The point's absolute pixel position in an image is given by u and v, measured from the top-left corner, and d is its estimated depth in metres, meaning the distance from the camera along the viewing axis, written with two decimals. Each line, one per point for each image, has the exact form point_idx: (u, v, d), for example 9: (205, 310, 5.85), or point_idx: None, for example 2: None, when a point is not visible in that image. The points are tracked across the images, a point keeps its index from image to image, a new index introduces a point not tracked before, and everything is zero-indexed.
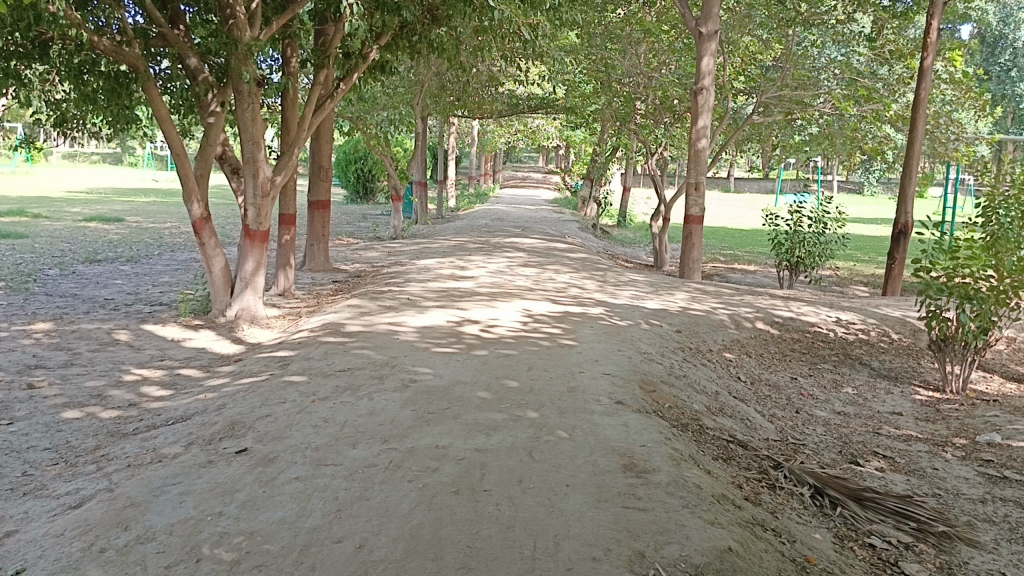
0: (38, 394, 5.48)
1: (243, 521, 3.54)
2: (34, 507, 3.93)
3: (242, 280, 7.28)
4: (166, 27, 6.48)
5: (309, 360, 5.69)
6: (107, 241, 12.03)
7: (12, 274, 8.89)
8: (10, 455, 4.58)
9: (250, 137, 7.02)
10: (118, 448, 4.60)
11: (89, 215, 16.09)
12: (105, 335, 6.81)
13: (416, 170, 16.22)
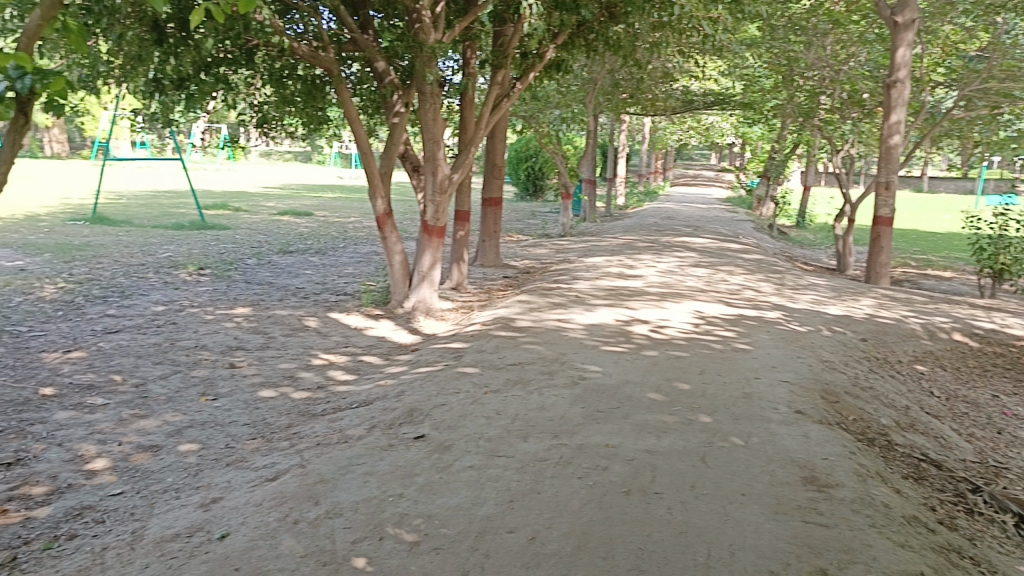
0: (238, 372, 5.97)
1: (422, 504, 3.69)
2: (235, 477, 4.28)
3: (419, 274, 7.59)
4: (358, 33, 6.85)
5: (481, 352, 5.85)
6: (298, 234, 12.91)
7: (216, 263, 9.73)
8: (215, 428, 5.01)
9: (431, 136, 7.29)
10: (308, 427, 4.93)
11: (283, 209, 17.33)
12: (296, 322, 7.32)
13: (586, 169, 16.31)
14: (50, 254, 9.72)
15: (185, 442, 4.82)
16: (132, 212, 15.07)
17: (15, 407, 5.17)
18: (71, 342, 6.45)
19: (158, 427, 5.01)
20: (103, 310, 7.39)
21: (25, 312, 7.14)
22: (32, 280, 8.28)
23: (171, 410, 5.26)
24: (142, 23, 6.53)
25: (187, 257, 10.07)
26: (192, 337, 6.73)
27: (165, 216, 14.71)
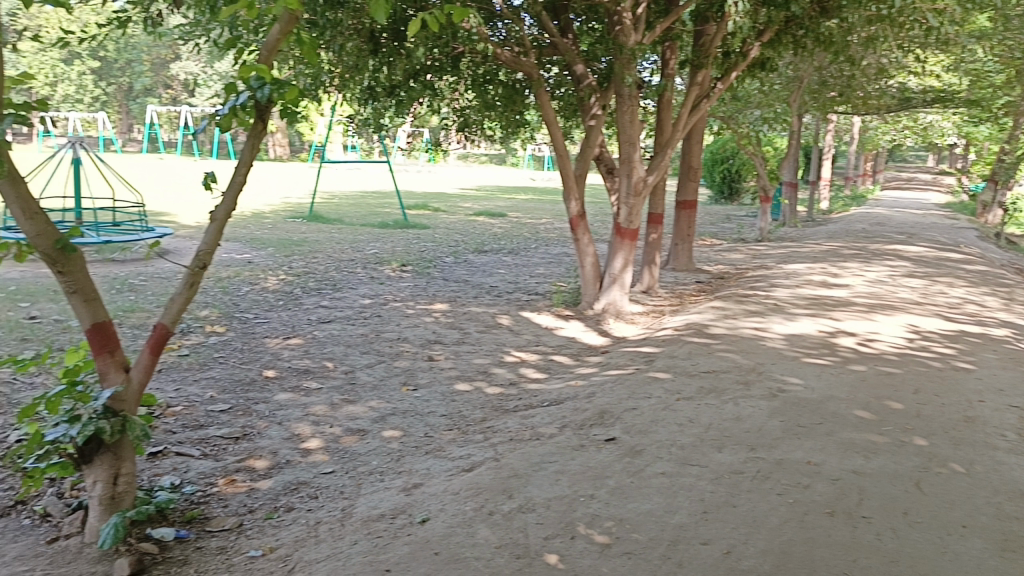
0: (436, 365, 6.26)
1: (613, 507, 3.68)
2: (434, 465, 4.47)
3: (610, 276, 7.60)
4: (558, 37, 6.97)
5: (674, 358, 5.75)
6: (493, 234, 13.31)
7: (418, 260, 10.24)
8: (415, 417, 5.28)
9: (628, 138, 7.27)
10: (501, 422, 5.07)
11: (479, 210, 17.94)
12: (490, 319, 7.55)
13: (787, 172, 15.65)
14: (272, 248, 10.65)
15: (388, 428, 5.11)
16: (342, 211, 16.19)
17: (242, 386, 5.71)
18: (290, 330, 7.03)
19: (364, 412, 5.34)
20: (317, 301, 7.99)
21: (252, 301, 7.86)
22: (258, 272, 9.11)
23: (376, 398, 5.59)
24: (362, 36, 6.94)
25: (391, 254, 10.68)
26: (395, 329, 7.12)
27: (372, 215, 15.68)
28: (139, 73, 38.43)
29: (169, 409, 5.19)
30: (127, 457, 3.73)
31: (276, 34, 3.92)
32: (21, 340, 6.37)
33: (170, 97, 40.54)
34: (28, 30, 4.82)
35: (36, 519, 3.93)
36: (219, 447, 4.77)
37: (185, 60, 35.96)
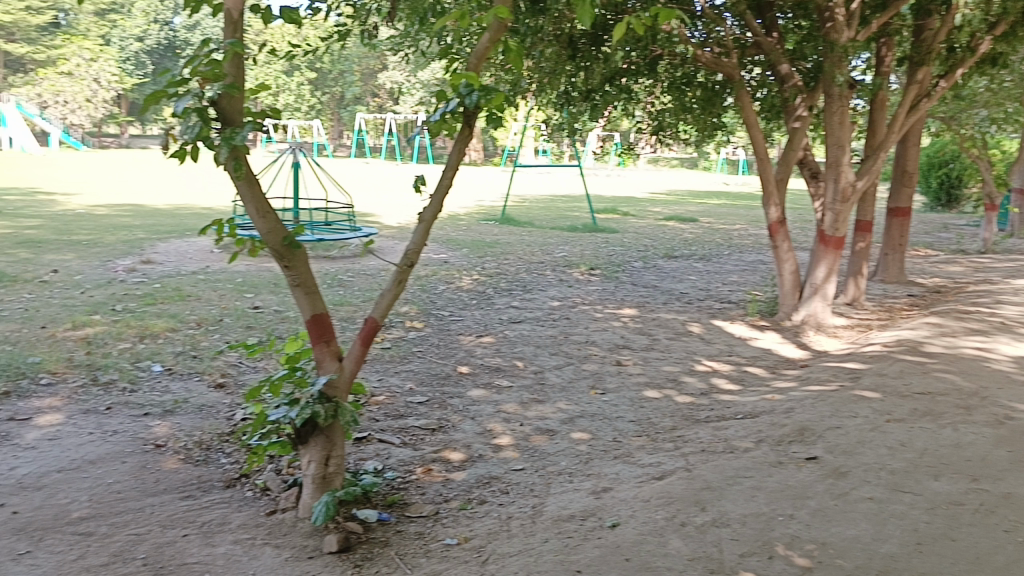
0: (625, 370, 6.22)
1: (815, 530, 3.49)
2: (623, 470, 4.44)
3: (811, 286, 7.25)
4: (762, 36, 6.74)
5: (882, 376, 5.38)
6: (683, 239, 13.08)
7: (607, 264, 10.26)
8: (604, 421, 5.27)
9: (836, 140, 6.91)
10: (692, 432, 4.96)
11: (670, 214, 17.70)
12: (680, 326, 7.41)
13: (1017, 177, 14.25)
14: (467, 249, 11.05)
15: (577, 430, 5.14)
16: (533, 214, 16.54)
17: (438, 380, 5.97)
18: (483, 328, 7.26)
19: (553, 413, 5.41)
20: (508, 302, 8.20)
21: (448, 299, 8.20)
22: (453, 271, 9.49)
23: (565, 399, 5.65)
24: (561, 41, 7.05)
25: (581, 257, 10.77)
26: (584, 332, 7.16)
27: (562, 218, 15.89)
28: (350, 83, 41.24)
29: (373, 398, 5.52)
30: (338, 439, 3.98)
31: (486, 42, 4.05)
32: (246, 327, 7.02)
33: (376, 105, 43.19)
34: (261, 45, 5.28)
35: (258, 492, 4.30)
36: (417, 437, 5.01)
37: (391, 69, 38.18)
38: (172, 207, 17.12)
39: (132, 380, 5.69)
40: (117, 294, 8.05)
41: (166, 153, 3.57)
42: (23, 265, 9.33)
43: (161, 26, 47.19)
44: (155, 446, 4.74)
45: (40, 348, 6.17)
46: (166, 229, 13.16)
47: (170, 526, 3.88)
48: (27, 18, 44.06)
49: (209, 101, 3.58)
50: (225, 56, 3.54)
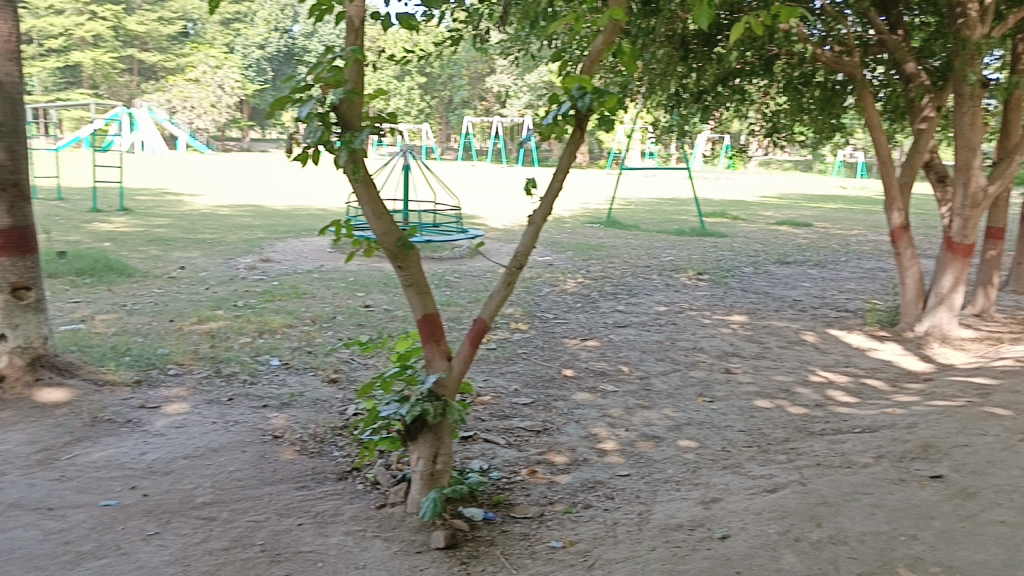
0: (735, 379, 6.07)
1: (940, 552, 3.31)
2: (733, 481, 4.33)
3: (937, 295, 6.91)
4: (887, 34, 6.48)
5: (1015, 393, 5.06)
6: (796, 245, 12.69)
7: (716, 269, 10.06)
8: (712, 430, 5.16)
9: (967, 142, 6.55)
10: (806, 445, 4.80)
11: (782, 219, 17.20)
12: (793, 335, 7.18)
13: None
14: (573, 252, 11.06)
15: (685, 438, 5.05)
16: (639, 217, 16.39)
17: (543, 382, 5.99)
18: (588, 331, 7.24)
19: (660, 420, 5.34)
20: (614, 305, 8.15)
21: (552, 302, 8.21)
22: (558, 274, 9.51)
23: (672, 406, 5.56)
24: (673, 42, 6.97)
25: (689, 261, 10.60)
26: (692, 338, 7.04)
27: (669, 222, 15.68)
28: (459, 86, 42.00)
29: (479, 399, 5.58)
30: (446, 437, 4.03)
31: (600, 44, 4.03)
32: (357, 325, 7.23)
33: (484, 108, 43.83)
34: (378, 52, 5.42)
35: (368, 485, 4.42)
36: (522, 438, 5.03)
37: (498, 73, 38.63)
38: (289, 208, 17.85)
39: (251, 372, 5.95)
40: (238, 290, 8.45)
41: (290, 156, 3.68)
42: (154, 261, 9.91)
43: (281, 34, 49.33)
44: (272, 437, 4.94)
45: (168, 340, 6.53)
46: (283, 229, 13.73)
47: (286, 515, 4.03)
48: (161, 29, 46.92)
49: (331, 107, 3.69)
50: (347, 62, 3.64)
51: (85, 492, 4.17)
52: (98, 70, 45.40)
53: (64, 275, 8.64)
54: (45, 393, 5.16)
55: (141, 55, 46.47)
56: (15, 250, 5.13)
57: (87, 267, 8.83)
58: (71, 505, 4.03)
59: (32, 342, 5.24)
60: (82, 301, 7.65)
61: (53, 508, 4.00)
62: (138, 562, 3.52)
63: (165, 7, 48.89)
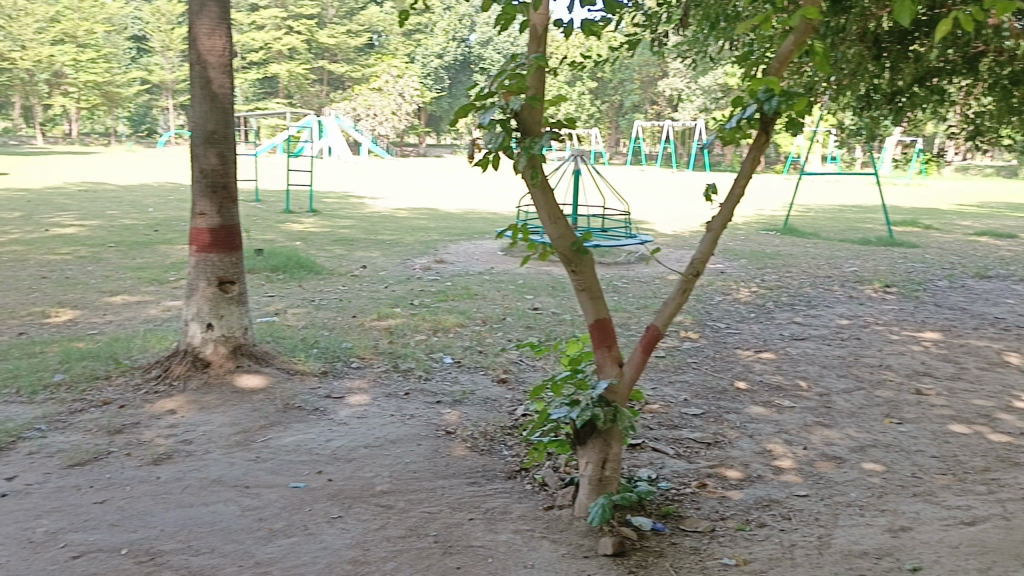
0: (926, 400, 5.66)
1: None
2: (925, 510, 4.03)
3: None
4: None
5: None
6: (999, 257, 11.65)
7: (906, 282, 9.43)
8: (900, 453, 4.83)
9: None
10: (1010, 477, 4.39)
11: (981, 228, 15.87)
12: (995, 355, 6.60)
13: None
14: (747, 260, 10.72)
15: (869, 460, 4.76)
16: (819, 225, 15.64)
17: (715, 393, 5.83)
18: (762, 343, 6.99)
19: (841, 439, 5.06)
20: (791, 317, 7.82)
21: (725, 311, 7.99)
22: (730, 283, 9.25)
23: (854, 426, 5.26)
24: (866, 41, 6.60)
25: (875, 273, 10.00)
26: (877, 355, 6.62)
27: (852, 231, 14.87)
28: (630, 91, 41.91)
29: (648, 407, 5.53)
30: (615, 444, 3.98)
31: (789, 45, 3.89)
32: (527, 327, 7.35)
33: (655, 112, 43.41)
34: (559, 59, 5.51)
35: (536, 486, 4.46)
36: (692, 450, 4.92)
37: (671, 77, 38.16)
38: (462, 211, 18.44)
39: (426, 369, 6.19)
40: (415, 289, 8.82)
41: (472, 162, 3.78)
42: (339, 260, 10.55)
43: (458, 43, 51.14)
44: (445, 432, 5.11)
45: (351, 334, 6.92)
46: (456, 232, 14.21)
47: (458, 509, 4.15)
48: (348, 41, 49.94)
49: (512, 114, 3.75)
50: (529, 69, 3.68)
51: (277, 473, 4.49)
52: (293, 80, 49.31)
53: (261, 271, 9.37)
54: (244, 379, 5.61)
55: (331, 67, 49.71)
56: (223, 247, 5.61)
57: (281, 264, 9.51)
58: (264, 484, 4.35)
59: (235, 332, 5.71)
60: (276, 296, 8.26)
61: (249, 486, 4.33)
62: (323, 543, 3.75)
63: (354, 20, 52.01)
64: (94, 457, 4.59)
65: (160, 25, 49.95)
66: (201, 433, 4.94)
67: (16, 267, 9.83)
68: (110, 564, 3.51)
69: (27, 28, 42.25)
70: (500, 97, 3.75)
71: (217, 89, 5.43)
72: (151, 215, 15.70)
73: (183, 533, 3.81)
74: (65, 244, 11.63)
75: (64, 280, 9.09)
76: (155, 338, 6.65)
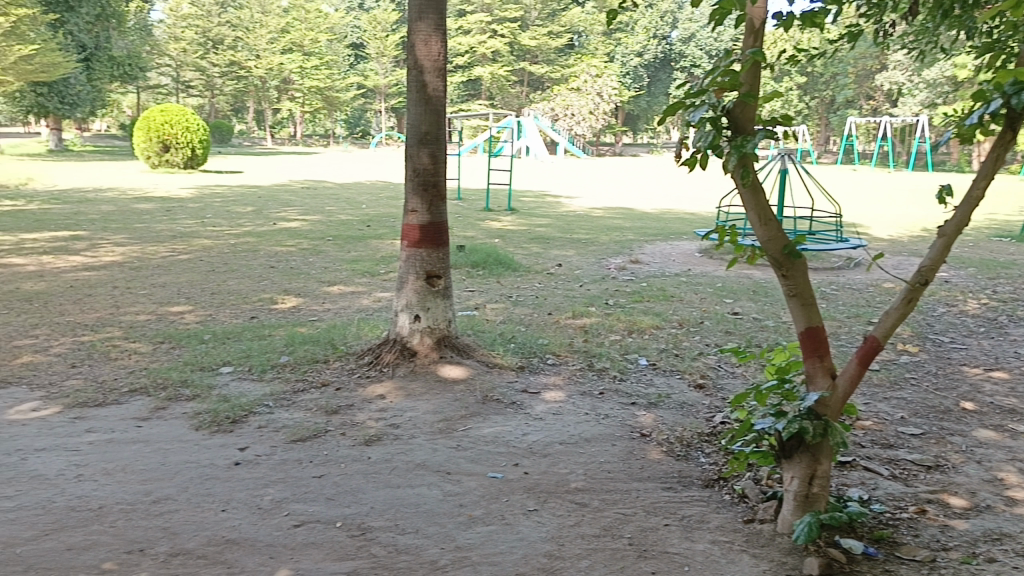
0: None
1: None
2: None
3: None
4: None
5: None
6: None
7: None
8: None
9: None
10: None
11: None
12: None
13: None
14: (975, 269, 9.81)
15: None
16: None
17: (936, 413, 5.38)
18: (993, 360, 6.36)
19: None
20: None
21: (949, 324, 7.36)
22: (955, 293, 8.49)
23: None
24: None
25: None
26: None
27: None
28: (844, 85, 39.71)
29: (859, 423, 5.21)
30: (825, 460, 3.65)
31: None
32: (726, 332, 7.14)
33: (870, 108, 40.75)
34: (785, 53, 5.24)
35: (735, 497, 4.25)
36: (909, 472, 4.56)
37: (891, 70, 35.70)
38: (658, 212, 18.23)
39: (622, 370, 6.16)
40: (610, 289, 8.83)
41: (679, 164, 3.42)
42: (536, 258, 10.76)
43: (659, 41, 50.65)
44: (640, 435, 5.06)
45: (548, 332, 7.04)
46: (653, 232, 14.06)
47: (653, 513, 4.09)
48: (549, 42, 50.93)
49: (724, 111, 3.36)
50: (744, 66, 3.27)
51: (476, 462, 4.64)
52: (494, 82, 51.60)
53: (462, 266, 9.76)
54: (447, 369, 5.87)
55: (532, 68, 50.98)
56: (431, 243, 5.87)
57: (481, 260, 9.84)
58: (465, 472, 4.52)
59: (440, 324, 5.98)
60: (476, 290, 8.57)
61: (451, 472, 4.51)
62: (519, 534, 3.83)
63: (554, 21, 52.99)
64: (313, 434, 4.96)
65: (377, 32, 53.42)
66: (407, 418, 5.21)
67: (249, 256, 10.87)
68: (326, 535, 3.78)
69: (261, 39, 47.58)
70: (712, 92, 3.33)
71: (431, 93, 5.69)
72: (364, 210, 16.81)
73: (391, 512, 4.03)
74: (290, 237, 12.72)
75: (290, 270, 9.93)
76: (368, 327, 7.09)
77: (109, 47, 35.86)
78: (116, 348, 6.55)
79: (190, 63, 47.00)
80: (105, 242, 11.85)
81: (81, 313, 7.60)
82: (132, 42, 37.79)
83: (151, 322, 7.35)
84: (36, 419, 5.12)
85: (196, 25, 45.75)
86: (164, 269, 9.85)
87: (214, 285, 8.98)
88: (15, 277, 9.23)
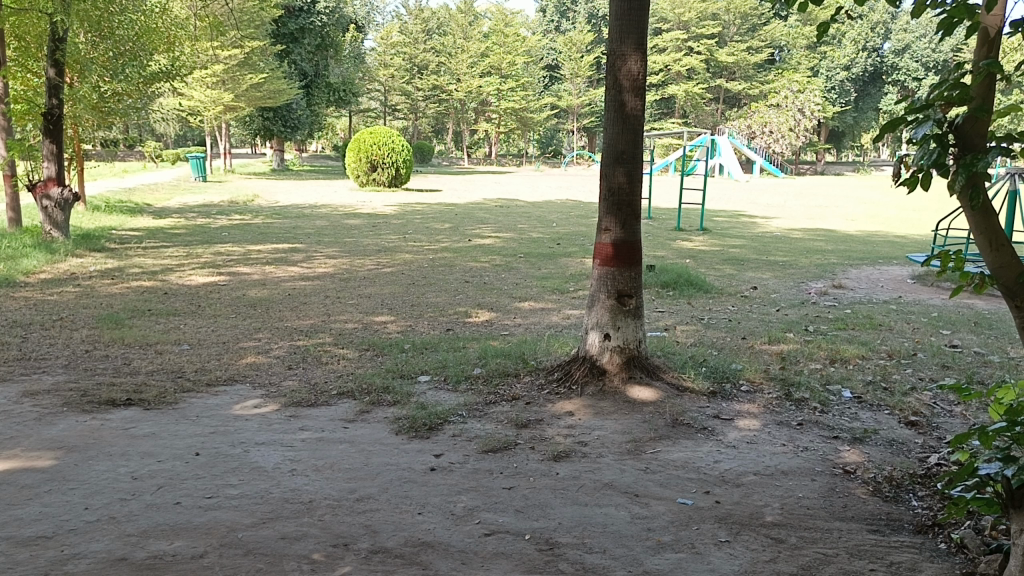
0: None
1: None
2: None
3: None
4: None
5: None
6: None
7: None
8: None
9: None
10: None
11: None
12: None
13: None
14: None
15: None
16: None
17: None
18: None
19: None
20: None
21: None
22: None
23: None
24: None
25: None
26: None
27: None
28: None
29: None
30: None
31: None
32: (942, 366, 6.58)
33: None
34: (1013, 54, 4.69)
35: (952, 547, 3.84)
36: None
37: None
38: (866, 233, 17.19)
39: (823, 401, 5.83)
40: (810, 315, 8.40)
41: (896, 183, 2.82)
42: (729, 280, 10.47)
43: (869, 53, 47.91)
44: (843, 471, 4.76)
45: (741, 356, 6.82)
46: (859, 256, 13.25)
47: (857, 556, 3.81)
48: (747, 58, 49.59)
49: (952, 128, 2.70)
50: (977, 71, 2.63)
51: (665, 486, 4.55)
52: (688, 100, 50.95)
53: (652, 286, 9.67)
54: (636, 390, 5.83)
55: (729, 86, 49.89)
56: (624, 261, 5.85)
57: (672, 280, 9.71)
58: (654, 495, 4.44)
59: (630, 344, 5.93)
60: (666, 311, 8.46)
61: (639, 494, 4.45)
62: (711, 565, 3.70)
63: (755, 37, 51.55)
64: (504, 446, 5.07)
65: (572, 54, 54.40)
66: (595, 437, 5.21)
67: (447, 271, 11.36)
68: (516, 547, 3.84)
69: (462, 64, 50.12)
70: (937, 108, 2.69)
71: (630, 111, 5.68)
72: (555, 229, 17.06)
73: (578, 529, 4.05)
74: (485, 253, 13.16)
75: (484, 285, 10.28)
76: (559, 343, 7.19)
77: (327, 74, 38.92)
78: (326, 353, 7.06)
79: (397, 88, 50.11)
80: (319, 254, 12.82)
81: (298, 320, 8.25)
82: (347, 69, 40.88)
83: (358, 331, 7.86)
84: (257, 415, 5.60)
85: (403, 52, 49.18)
86: (370, 281, 10.50)
87: (415, 297, 9.46)
88: (242, 284, 10.19)
